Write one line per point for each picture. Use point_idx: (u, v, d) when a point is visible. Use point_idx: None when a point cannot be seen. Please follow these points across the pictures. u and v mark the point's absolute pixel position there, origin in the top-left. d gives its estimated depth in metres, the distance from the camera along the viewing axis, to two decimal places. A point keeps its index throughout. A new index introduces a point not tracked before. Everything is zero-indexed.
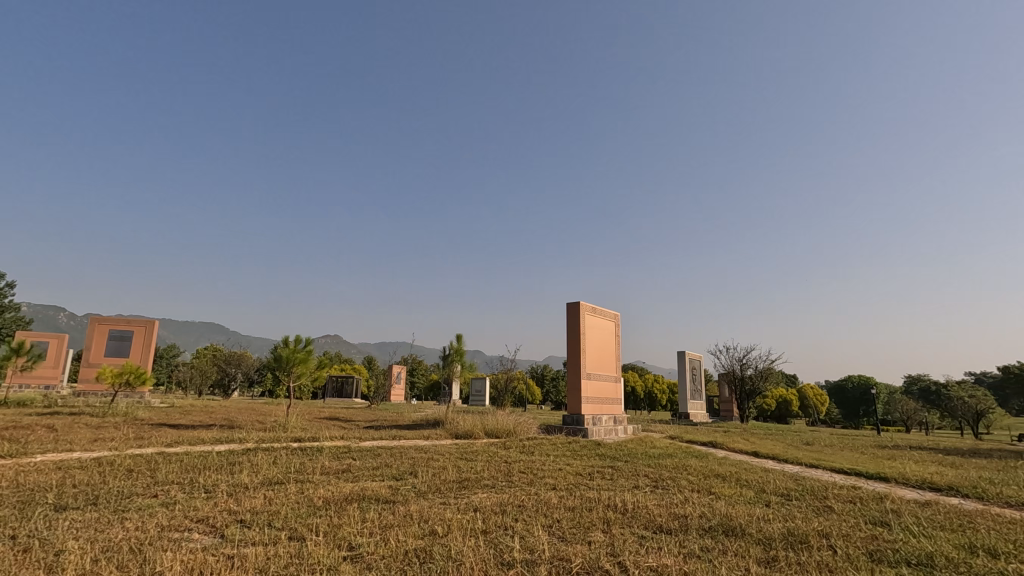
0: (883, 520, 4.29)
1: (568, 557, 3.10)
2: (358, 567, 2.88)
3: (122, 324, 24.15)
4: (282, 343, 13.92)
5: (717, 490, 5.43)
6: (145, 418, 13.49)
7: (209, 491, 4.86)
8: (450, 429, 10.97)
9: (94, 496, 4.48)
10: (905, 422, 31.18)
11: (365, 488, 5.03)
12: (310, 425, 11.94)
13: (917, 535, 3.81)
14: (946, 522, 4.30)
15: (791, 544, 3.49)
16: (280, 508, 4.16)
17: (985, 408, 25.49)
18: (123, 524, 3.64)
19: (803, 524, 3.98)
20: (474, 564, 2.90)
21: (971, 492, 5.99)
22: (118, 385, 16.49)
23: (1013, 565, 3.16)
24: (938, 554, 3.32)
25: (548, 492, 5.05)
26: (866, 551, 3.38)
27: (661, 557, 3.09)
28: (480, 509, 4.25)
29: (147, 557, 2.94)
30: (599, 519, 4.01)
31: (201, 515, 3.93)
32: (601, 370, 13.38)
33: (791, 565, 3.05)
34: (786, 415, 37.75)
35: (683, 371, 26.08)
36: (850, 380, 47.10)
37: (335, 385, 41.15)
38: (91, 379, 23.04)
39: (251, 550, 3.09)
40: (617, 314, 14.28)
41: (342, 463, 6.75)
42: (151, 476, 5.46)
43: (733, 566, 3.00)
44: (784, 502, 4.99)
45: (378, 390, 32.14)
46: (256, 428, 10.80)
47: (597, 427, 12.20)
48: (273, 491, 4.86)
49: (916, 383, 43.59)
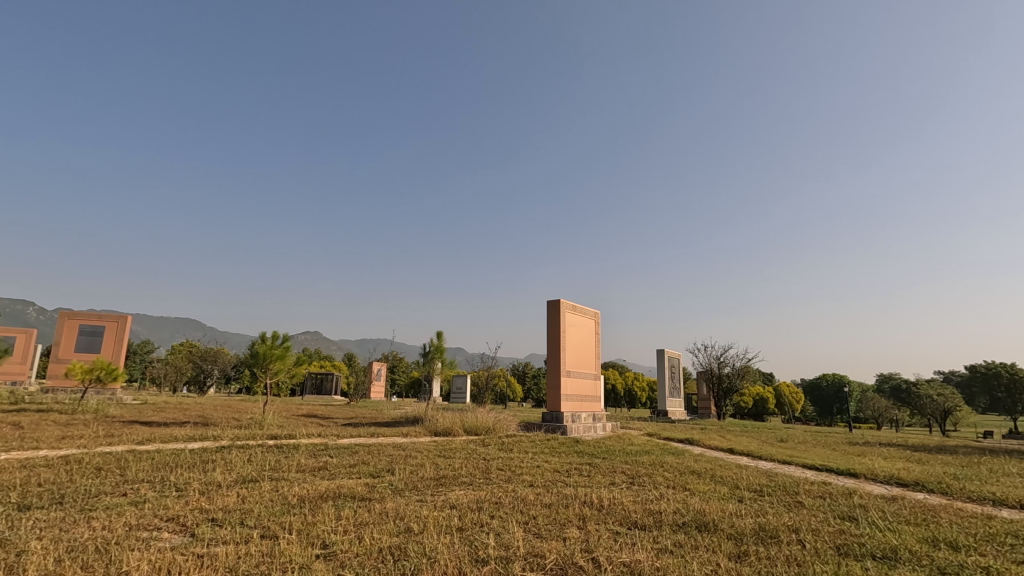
0: (850, 514, 4.41)
1: (542, 554, 3.11)
2: (331, 566, 2.85)
3: (94, 319, 23.55)
4: (259, 339, 13.66)
5: (693, 487, 5.49)
6: (115, 415, 13.08)
7: (180, 490, 4.75)
8: (430, 427, 10.93)
9: (59, 495, 4.35)
10: (876, 420, 31.99)
11: (342, 486, 4.99)
12: (287, 422, 11.81)
13: (883, 529, 3.91)
14: (910, 516, 4.44)
15: (761, 539, 3.55)
16: (254, 507, 4.09)
17: (953, 405, 26.28)
18: (88, 524, 3.54)
19: (774, 519, 4.06)
20: (449, 562, 2.89)
21: (935, 487, 6.17)
22: (90, 381, 16.01)
23: (974, 558, 3.27)
24: (901, 548, 3.41)
25: (524, 489, 5.09)
26: (834, 545, 3.46)
27: (634, 553, 3.12)
28: (456, 506, 4.26)
29: (113, 557, 2.87)
30: (574, 515, 4.04)
31: (170, 514, 3.85)
32: (581, 367, 13.44)
33: (761, 560, 3.11)
34: (762, 413, 38.44)
35: (663, 368, 26.37)
36: (824, 379, 48.09)
37: (314, 382, 40.93)
38: (59, 375, 22.47)
39: (222, 549, 3.04)
40: (597, 313, 14.37)
41: (319, 460, 6.71)
42: (120, 475, 5.33)
43: (704, 561, 3.03)
44: (756, 497, 5.10)
45: (358, 387, 31.97)
46: (232, 426, 10.61)
47: (576, 424, 12.33)
48: (247, 490, 4.78)
49: (887, 382, 44.64)
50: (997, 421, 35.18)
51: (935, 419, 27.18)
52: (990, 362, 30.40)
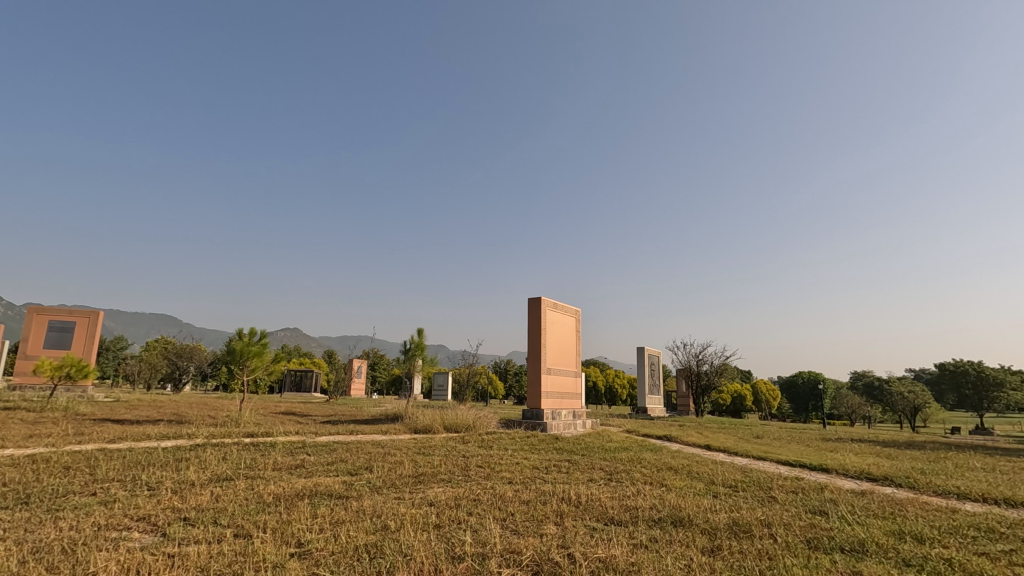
0: (821, 509, 4.51)
1: (518, 550, 3.14)
2: (306, 565, 2.82)
3: (64, 315, 23.00)
4: (236, 336, 13.43)
5: (669, 482, 5.58)
6: (84, 413, 12.74)
7: (152, 489, 4.66)
8: (408, 425, 10.89)
9: (25, 496, 4.23)
10: (850, 416, 32.71)
11: (318, 484, 4.96)
12: (262, 421, 11.63)
13: (852, 523, 4.00)
14: (877, 510, 4.56)
15: (734, 534, 3.60)
16: (228, 505, 4.04)
17: (922, 402, 27.06)
18: (55, 524, 3.46)
19: (748, 514, 4.13)
20: (425, 559, 2.89)
21: (903, 481, 6.35)
22: (59, 378, 15.54)
23: (937, 550, 3.37)
24: (869, 541, 3.49)
25: (503, 486, 5.10)
26: (804, 539, 3.54)
27: (610, 548, 3.15)
28: (434, 504, 4.25)
29: (80, 557, 2.81)
30: (552, 513, 4.05)
31: (140, 514, 3.77)
32: (561, 364, 13.47)
33: (733, 554, 3.16)
34: (740, 410, 39.09)
35: (643, 366, 26.58)
36: (800, 376, 48.89)
37: (293, 379, 40.47)
38: (26, 372, 21.79)
39: (193, 549, 2.99)
40: (578, 310, 14.44)
41: (295, 458, 6.66)
42: (90, 474, 5.22)
43: (678, 556, 3.07)
44: (730, 493, 5.18)
45: (338, 384, 31.64)
46: (207, 424, 10.48)
47: (556, 421, 12.39)
48: (221, 488, 4.73)
49: (860, 380, 45.72)
50: (964, 418, 36.24)
51: (905, 417, 27.88)
52: (958, 361, 31.20)
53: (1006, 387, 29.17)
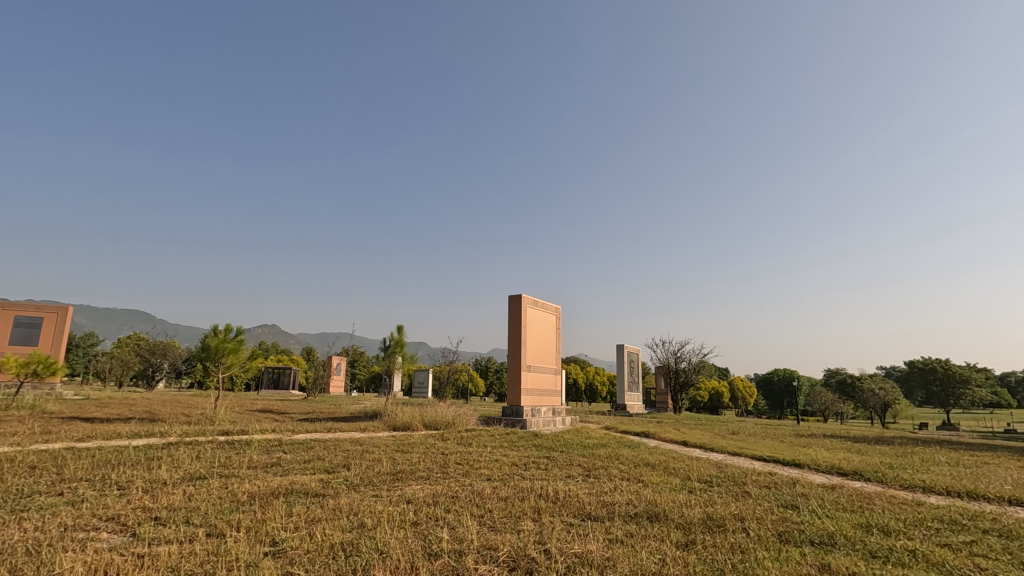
0: (792, 503, 4.60)
1: (495, 547, 3.14)
2: (280, 563, 2.80)
3: (31, 310, 22.35)
4: (211, 332, 13.17)
5: (646, 478, 5.64)
6: (52, 412, 12.33)
7: (122, 488, 4.57)
8: (388, 422, 10.82)
9: None
10: (823, 412, 33.43)
11: (294, 482, 4.89)
12: (237, 419, 11.42)
13: (821, 517, 4.09)
14: (846, 504, 4.67)
15: (709, 528, 3.67)
16: (199, 504, 3.97)
17: (892, 399, 27.76)
18: (20, 524, 3.38)
19: (722, 508, 4.21)
20: (401, 557, 2.87)
21: (872, 476, 6.50)
22: (25, 376, 15.03)
23: (901, 542, 3.47)
24: (838, 534, 3.57)
25: (481, 484, 5.09)
26: (775, 533, 3.61)
27: (585, 544, 3.18)
28: (412, 501, 4.24)
29: (45, 558, 2.75)
30: (529, 509, 4.07)
31: (109, 514, 3.68)
32: (540, 362, 13.47)
33: (706, 547, 3.22)
34: (717, 406, 39.72)
35: (622, 364, 26.76)
36: (776, 373, 49.77)
37: (271, 376, 39.93)
38: None
39: (164, 549, 2.94)
40: (558, 308, 14.48)
41: (272, 456, 6.55)
42: (57, 474, 5.09)
43: (652, 550, 3.12)
44: (706, 488, 5.28)
45: (316, 381, 31.25)
46: (180, 422, 10.22)
47: (536, 418, 12.39)
48: (193, 487, 4.62)
49: (833, 377, 46.71)
50: (931, 413, 37.33)
51: (876, 412, 28.58)
52: (927, 358, 32.05)
53: (972, 384, 30.13)
